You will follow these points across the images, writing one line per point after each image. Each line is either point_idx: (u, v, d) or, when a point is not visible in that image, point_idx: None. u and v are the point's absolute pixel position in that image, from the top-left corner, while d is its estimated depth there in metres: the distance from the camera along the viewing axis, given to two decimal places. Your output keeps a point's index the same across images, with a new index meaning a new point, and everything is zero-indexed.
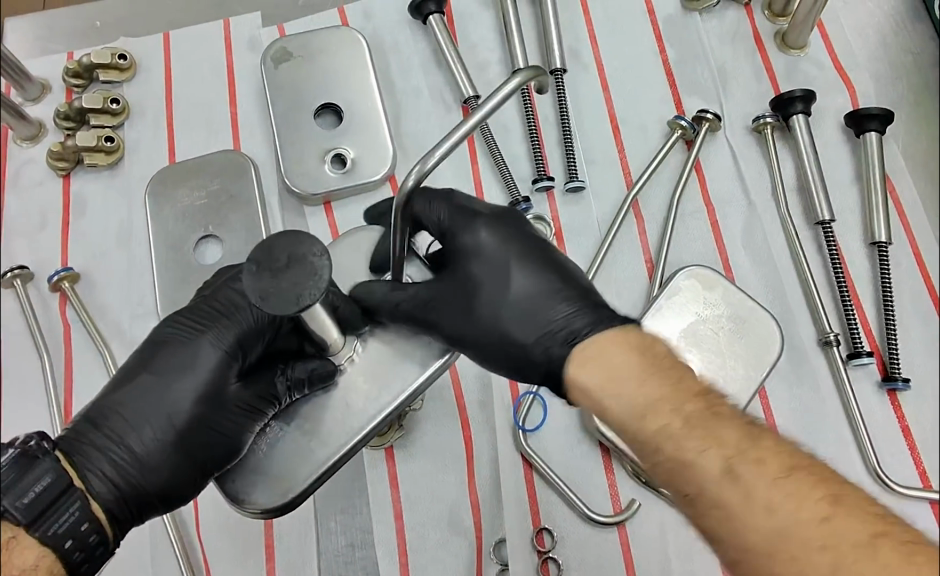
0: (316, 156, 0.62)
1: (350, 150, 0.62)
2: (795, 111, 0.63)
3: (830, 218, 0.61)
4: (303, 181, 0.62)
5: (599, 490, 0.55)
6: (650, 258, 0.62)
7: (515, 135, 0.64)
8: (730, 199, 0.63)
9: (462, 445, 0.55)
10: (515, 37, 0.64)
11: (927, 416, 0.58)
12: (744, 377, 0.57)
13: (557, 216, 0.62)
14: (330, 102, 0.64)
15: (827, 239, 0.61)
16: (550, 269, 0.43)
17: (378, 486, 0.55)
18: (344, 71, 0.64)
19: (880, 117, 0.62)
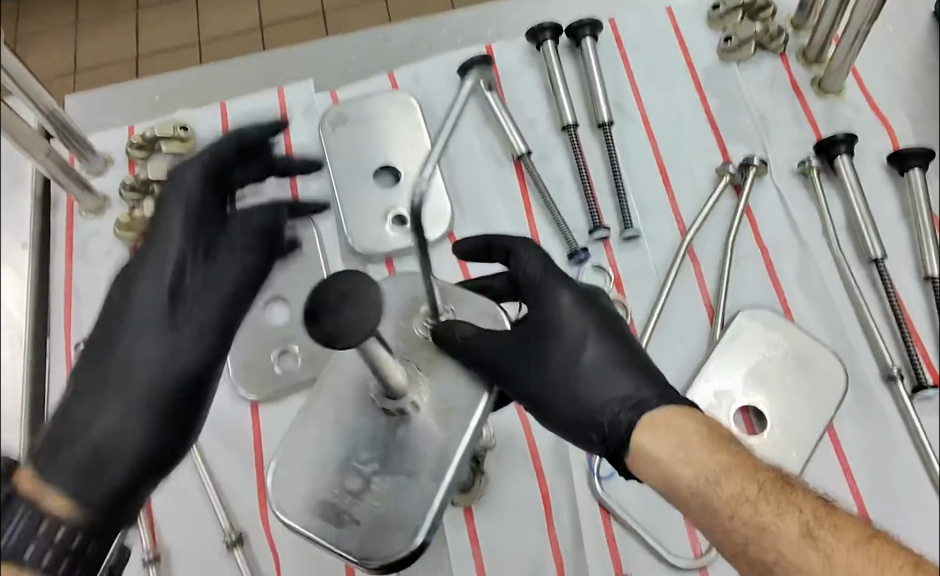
0: (378, 216, 0.64)
1: (409, 209, 0.64)
2: (839, 153, 0.65)
3: (883, 255, 0.62)
4: (366, 239, 0.63)
5: (678, 534, 0.55)
6: (708, 302, 0.63)
7: (567, 187, 0.66)
8: (783, 240, 0.64)
9: (540, 496, 0.55)
10: (564, 94, 0.66)
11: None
12: (810, 418, 0.58)
13: (615, 264, 0.63)
14: (387, 163, 0.66)
15: (882, 276, 0.62)
16: (625, 346, 0.43)
17: (459, 540, 0.54)
18: (398, 133, 0.67)
19: (924, 155, 0.63)
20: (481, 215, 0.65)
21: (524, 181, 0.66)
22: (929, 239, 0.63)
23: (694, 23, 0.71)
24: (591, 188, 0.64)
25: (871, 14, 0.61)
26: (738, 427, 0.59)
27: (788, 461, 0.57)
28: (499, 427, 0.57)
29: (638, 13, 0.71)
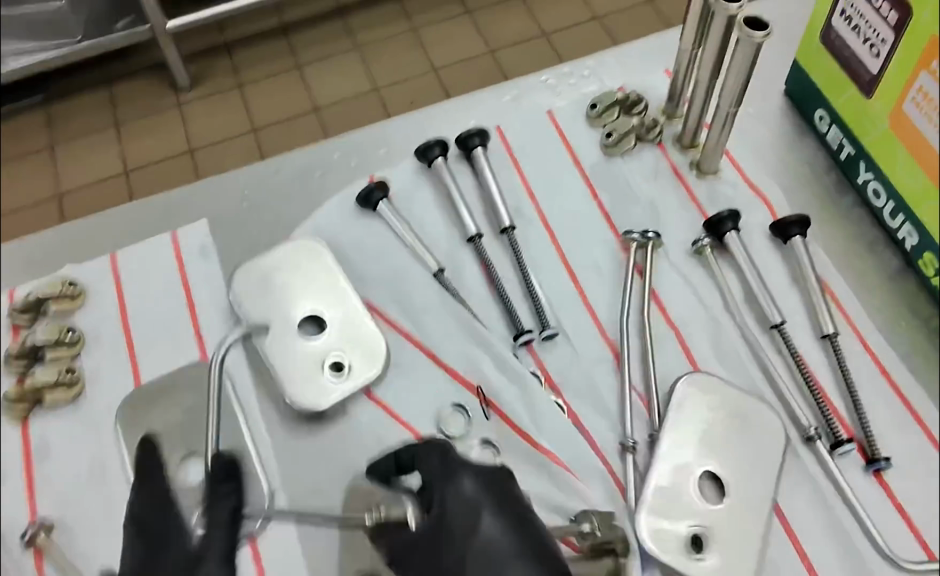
0: (314, 365, 0.62)
1: (345, 355, 0.63)
2: (727, 229, 0.68)
3: (781, 320, 0.65)
4: (301, 393, 0.61)
5: None
6: (637, 388, 0.63)
7: (481, 297, 0.66)
8: (692, 320, 0.66)
9: None
10: (463, 205, 0.67)
11: (926, 506, 0.60)
12: (755, 479, 0.59)
13: (542, 367, 0.64)
14: (313, 311, 0.64)
15: (784, 340, 0.65)
16: (521, 526, 0.47)
17: None
18: (317, 277, 0.65)
19: (800, 223, 0.68)
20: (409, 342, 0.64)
21: (442, 294, 0.65)
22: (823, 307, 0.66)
23: (576, 124, 0.74)
24: (506, 296, 0.65)
25: (738, 95, 0.64)
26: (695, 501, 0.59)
27: (746, 531, 0.57)
28: None
29: (522, 120, 0.74)
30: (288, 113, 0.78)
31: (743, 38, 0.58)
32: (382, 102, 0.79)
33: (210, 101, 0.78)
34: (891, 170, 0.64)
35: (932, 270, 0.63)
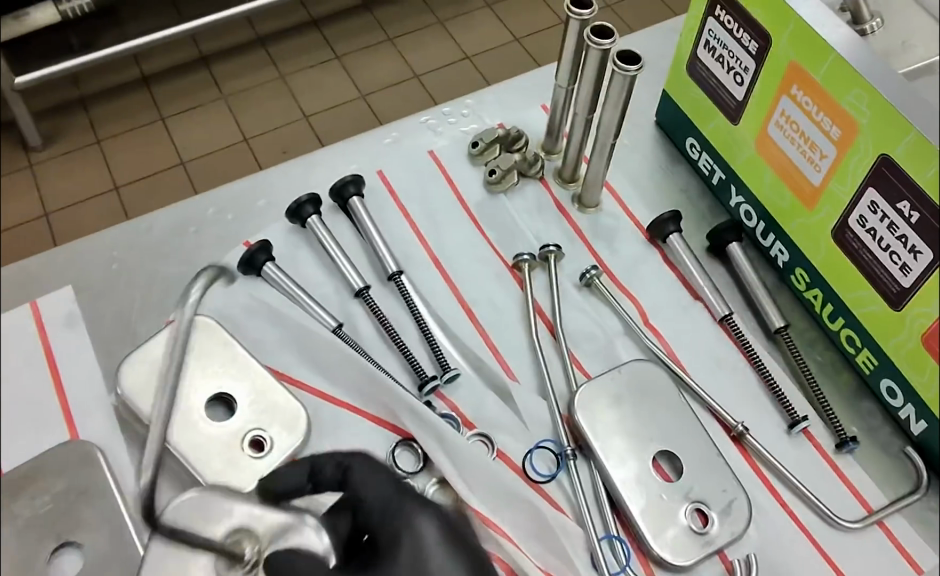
0: (233, 450, 0.56)
1: (265, 427, 0.58)
2: (669, 232, 0.68)
3: (728, 311, 0.66)
4: (231, 476, 0.55)
5: None
6: (561, 411, 0.61)
7: (375, 346, 0.64)
8: (593, 349, 0.65)
9: None
10: (342, 259, 0.65)
11: (829, 532, 0.58)
12: (682, 489, 0.58)
13: (457, 409, 0.61)
14: (217, 393, 0.58)
15: (735, 331, 0.65)
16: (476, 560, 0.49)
17: None
18: (220, 351, 0.60)
19: (672, 220, 0.68)
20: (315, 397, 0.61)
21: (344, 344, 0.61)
22: (710, 331, 0.66)
23: (459, 164, 0.74)
24: (404, 344, 0.63)
25: (615, 130, 0.66)
26: (614, 519, 0.57)
27: (681, 531, 0.56)
28: None
29: (405, 162, 0.73)
30: (157, 164, 0.61)
31: (616, 72, 0.60)
32: (254, 154, 0.68)
33: (66, 161, 0.54)
34: (758, 192, 0.68)
35: (805, 282, 0.67)
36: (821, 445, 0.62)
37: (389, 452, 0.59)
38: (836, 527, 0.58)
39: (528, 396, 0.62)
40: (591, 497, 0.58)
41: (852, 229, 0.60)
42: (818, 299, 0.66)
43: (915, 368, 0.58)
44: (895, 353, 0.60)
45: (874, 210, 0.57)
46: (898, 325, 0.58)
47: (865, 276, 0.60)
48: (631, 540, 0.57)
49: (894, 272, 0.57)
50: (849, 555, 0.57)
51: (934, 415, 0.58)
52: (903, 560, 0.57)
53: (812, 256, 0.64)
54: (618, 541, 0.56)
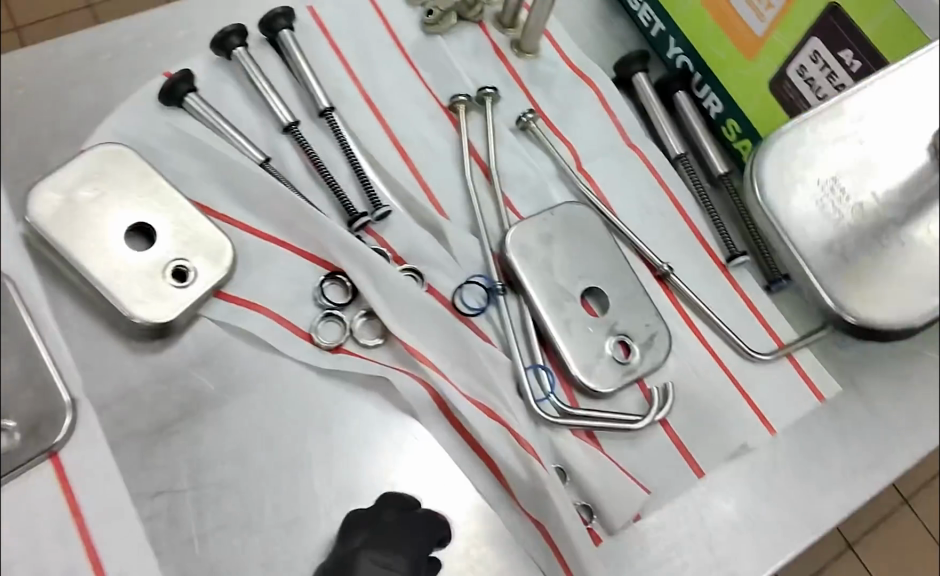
0: (156, 281, 0.54)
1: (188, 256, 0.55)
2: (635, 70, 0.69)
3: (682, 151, 0.68)
4: (151, 306, 0.54)
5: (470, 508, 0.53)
6: (493, 249, 0.61)
7: (305, 182, 0.62)
8: (526, 189, 0.65)
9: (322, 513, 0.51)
10: (271, 95, 0.62)
11: (740, 363, 0.61)
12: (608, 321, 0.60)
13: (387, 244, 0.61)
14: (139, 223, 0.55)
15: (685, 168, 0.67)
16: None
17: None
18: (139, 183, 0.56)
19: (640, 58, 0.69)
20: (242, 232, 0.59)
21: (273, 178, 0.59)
22: (640, 178, 0.67)
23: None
24: (330, 175, 0.61)
25: None
26: (540, 350, 0.58)
27: (604, 361, 0.58)
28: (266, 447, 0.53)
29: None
30: None
31: None
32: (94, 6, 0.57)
33: None
34: (698, 47, 0.66)
35: (735, 134, 0.67)
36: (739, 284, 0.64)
37: (316, 284, 0.58)
38: (749, 359, 0.61)
39: (459, 232, 0.61)
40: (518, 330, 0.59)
41: (790, 80, 0.60)
42: (747, 150, 0.66)
43: None
44: None
45: (815, 59, 0.57)
46: None
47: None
48: (556, 370, 0.58)
49: None
50: (754, 383, 0.60)
51: None
52: (804, 387, 0.60)
53: (744, 108, 0.64)
54: (544, 371, 0.57)
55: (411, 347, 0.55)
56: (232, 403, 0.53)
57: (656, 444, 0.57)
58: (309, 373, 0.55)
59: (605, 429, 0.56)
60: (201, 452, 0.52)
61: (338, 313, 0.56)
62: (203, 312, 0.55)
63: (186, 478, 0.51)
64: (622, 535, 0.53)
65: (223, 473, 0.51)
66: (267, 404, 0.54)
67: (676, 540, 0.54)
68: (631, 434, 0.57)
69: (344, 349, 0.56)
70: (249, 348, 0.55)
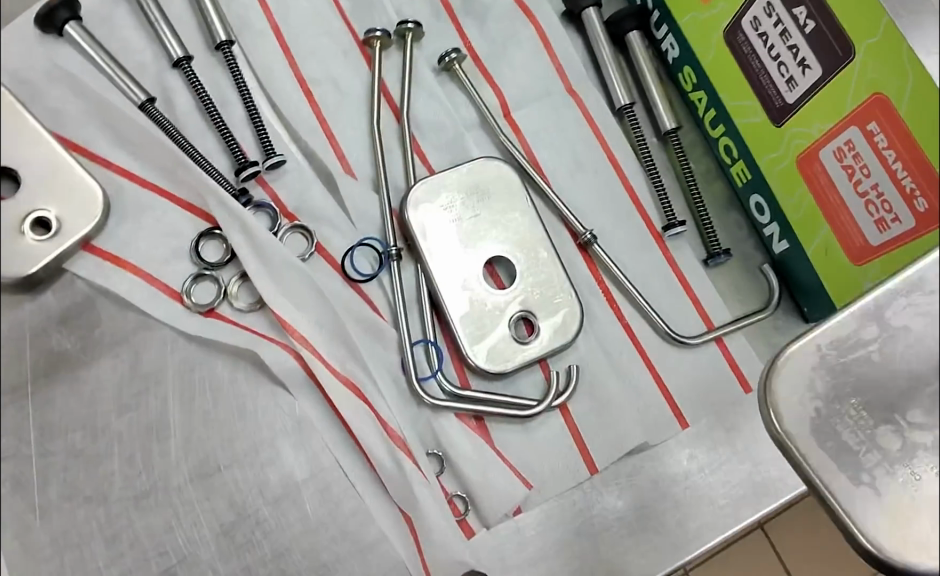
0: (11, 229, 0.48)
1: (48, 207, 0.48)
2: (585, 5, 0.59)
3: (629, 102, 0.59)
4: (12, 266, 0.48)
5: (341, 492, 0.50)
6: (392, 207, 0.55)
7: (194, 128, 0.57)
8: (442, 140, 0.58)
9: (175, 486, 0.49)
10: (163, 24, 0.56)
11: (660, 346, 0.55)
12: (511, 294, 0.53)
13: (277, 197, 0.55)
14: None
15: (631, 120, 0.58)
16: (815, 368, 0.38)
17: (89, 552, 0.48)
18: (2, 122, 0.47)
19: None
20: (116, 175, 0.54)
21: (155, 122, 0.55)
22: (576, 130, 0.59)
23: None
24: (220, 118, 0.55)
25: None
26: (432, 323, 0.53)
27: (500, 339, 0.53)
28: (124, 415, 0.50)
29: None
30: None
31: None
32: None
33: None
34: None
35: (691, 83, 0.57)
36: (673, 257, 0.57)
37: (192, 241, 0.54)
38: (670, 341, 0.54)
39: (356, 188, 0.56)
40: (412, 298, 0.54)
41: (743, 32, 0.50)
42: (702, 102, 0.57)
43: (783, 188, 0.52)
44: (768, 171, 0.53)
45: (768, 12, 0.47)
46: (775, 140, 0.51)
47: (750, 84, 0.51)
48: (448, 345, 0.53)
49: (780, 85, 0.49)
50: (673, 369, 0.54)
51: (796, 237, 0.53)
52: (733, 375, 0.54)
53: (699, 56, 0.55)
54: (433, 346, 0.52)
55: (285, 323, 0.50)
56: (97, 364, 0.51)
57: (552, 432, 0.52)
58: (179, 337, 0.52)
59: (496, 415, 0.51)
60: (52, 417, 0.50)
61: (211, 273, 0.53)
62: (71, 266, 0.51)
63: (33, 443, 0.49)
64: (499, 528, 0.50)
65: (73, 440, 0.50)
66: (129, 370, 0.52)
67: (558, 538, 0.50)
68: (526, 421, 0.52)
69: (216, 313, 0.52)
70: (117, 308, 0.53)
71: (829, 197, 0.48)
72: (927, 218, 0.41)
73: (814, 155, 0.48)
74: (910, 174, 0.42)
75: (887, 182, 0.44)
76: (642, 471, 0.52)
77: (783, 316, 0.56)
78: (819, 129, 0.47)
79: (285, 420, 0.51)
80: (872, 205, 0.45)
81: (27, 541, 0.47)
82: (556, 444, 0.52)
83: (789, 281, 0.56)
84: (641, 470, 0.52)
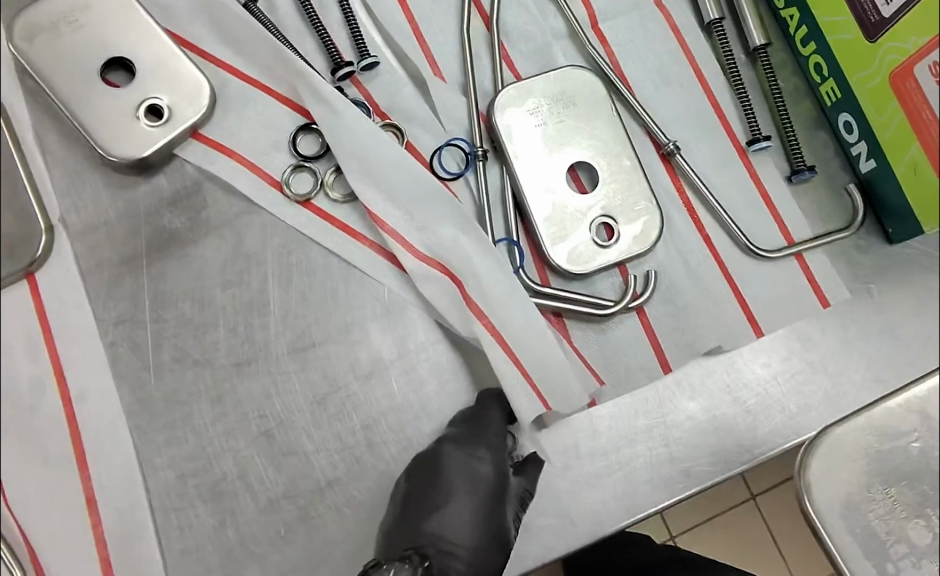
0: (126, 113, 0.56)
1: (161, 95, 0.56)
2: None
3: (718, 17, 0.59)
4: (127, 145, 0.55)
5: (423, 374, 0.53)
6: (480, 111, 0.58)
7: (294, 29, 0.60)
8: (530, 50, 0.60)
9: (273, 358, 0.53)
10: None
11: (739, 256, 0.55)
12: (593, 198, 0.55)
13: (370, 97, 0.58)
14: (113, 56, 0.56)
15: (719, 35, 0.59)
16: (891, 467, 0.58)
17: (196, 411, 0.52)
18: (121, 26, 0.57)
19: None
20: (224, 72, 0.58)
21: (260, 19, 0.57)
22: (661, 45, 0.60)
23: None
24: (318, 19, 0.59)
25: None
26: (516, 224, 0.55)
27: (581, 242, 0.55)
28: (229, 291, 0.54)
29: None
30: None
31: None
32: None
33: None
34: None
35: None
36: (756, 171, 0.58)
37: (290, 134, 0.57)
38: (749, 254, 0.55)
39: (446, 93, 0.58)
40: (496, 201, 0.56)
41: None
42: (794, 18, 0.58)
43: (875, 106, 0.53)
44: (859, 88, 0.54)
45: None
46: (869, 58, 0.52)
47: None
48: (530, 246, 0.56)
49: None
50: (752, 280, 0.55)
51: (884, 156, 0.54)
52: (809, 289, 0.54)
53: None
54: (517, 246, 0.55)
55: (378, 220, 0.54)
56: (205, 244, 0.55)
57: (628, 332, 0.54)
58: (278, 222, 0.56)
59: (573, 313, 0.53)
60: (164, 288, 0.54)
61: (309, 165, 0.56)
62: (181, 153, 0.57)
63: (147, 310, 0.54)
64: (574, 418, 0.51)
65: (183, 310, 0.54)
66: (232, 251, 0.55)
67: (630, 431, 0.51)
68: (601, 321, 0.54)
69: (312, 205, 0.56)
70: (222, 193, 0.56)
71: (920, 113, 0.50)
72: None
73: (909, 73, 0.50)
74: None
75: None
76: (716, 375, 0.53)
77: (866, 237, 0.56)
78: (914, 44, 0.49)
79: (374, 305, 0.54)
80: None
81: (143, 394, 0.52)
82: (628, 345, 0.53)
83: (874, 200, 0.56)
84: (714, 374, 0.53)
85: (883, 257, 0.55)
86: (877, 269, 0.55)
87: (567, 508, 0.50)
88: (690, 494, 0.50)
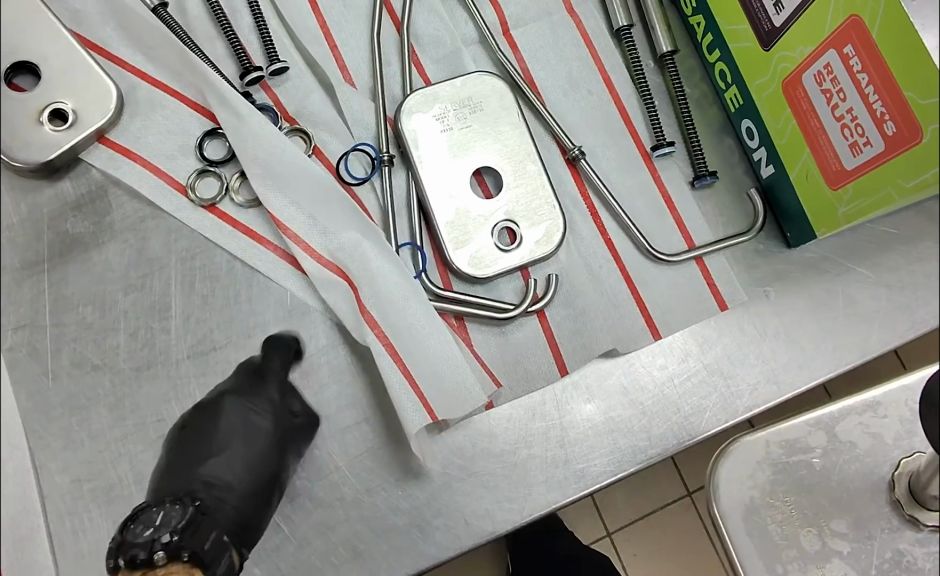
0: (31, 118, 0.55)
1: (66, 100, 0.56)
2: None
3: (626, 24, 0.60)
4: (30, 149, 0.55)
5: (323, 379, 0.53)
6: (388, 115, 0.58)
7: (205, 33, 0.59)
8: (440, 55, 0.60)
9: (173, 362, 0.53)
10: None
11: (640, 260, 0.56)
12: (497, 204, 0.56)
13: (279, 102, 0.59)
14: (19, 60, 0.56)
15: (627, 42, 0.59)
16: (815, 465, 0.49)
17: (94, 417, 0.52)
18: (28, 30, 0.56)
19: None
20: (131, 75, 0.58)
21: (169, 26, 0.57)
22: (571, 51, 0.61)
23: None
24: (227, 23, 0.59)
25: None
26: (420, 227, 0.56)
27: (483, 244, 0.55)
28: (130, 296, 0.54)
29: None
30: None
31: None
32: None
33: None
34: None
35: (690, 7, 0.59)
36: (661, 177, 0.58)
37: (196, 139, 0.57)
38: (651, 257, 0.56)
39: (355, 97, 0.58)
40: (402, 206, 0.57)
41: None
42: (701, 26, 0.59)
43: (771, 113, 0.54)
44: (757, 95, 0.55)
45: None
46: (765, 66, 0.53)
47: (742, 9, 0.53)
48: (434, 250, 0.56)
49: (768, 9, 0.51)
50: (652, 284, 0.56)
51: (781, 162, 0.55)
52: (709, 294, 0.55)
53: None
54: (420, 250, 0.55)
55: (280, 224, 0.54)
56: (109, 248, 0.55)
57: (529, 335, 0.54)
58: (182, 226, 0.56)
59: (474, 316, 0.54)
60: (67, 292, 0.55)
61: (215, 169, 0.56)
62: (85, 157, 0.56)
63: (49, 314, 0.54)
64: (471, 421, 0.52)
65: (84, 314, 0.54)
66: (136, 255, 0.55)
67: (526, 434, 0.52)
68: (500, 324, 0.54)
69: (218, 209, 0.56)
70: (126, 197, 0.56)
71: (809, 120, 0.50)
72: (895, 141, 0.45)
73: (798, 79, 0.50)
74: (879, 97, 0.45)
75: (860, 105, 0.46)
76: (614, 377, 0.54)
77: (765, 241, 0.57)
78: (802, 51, 0.49)
79: (276, 310, 0.54)
80: (847, 129, 0.48)
81: (41, 398, 0.52)
82: (527, 348, 0.54)
83: (774, 205, 0.57)
84: (611, 376, 0.54)
85: (779, 261, 0.56)
86: (774, 273, 0.56)
87: (461, 510, 0.50)
88: (583, 495, 0.51)
